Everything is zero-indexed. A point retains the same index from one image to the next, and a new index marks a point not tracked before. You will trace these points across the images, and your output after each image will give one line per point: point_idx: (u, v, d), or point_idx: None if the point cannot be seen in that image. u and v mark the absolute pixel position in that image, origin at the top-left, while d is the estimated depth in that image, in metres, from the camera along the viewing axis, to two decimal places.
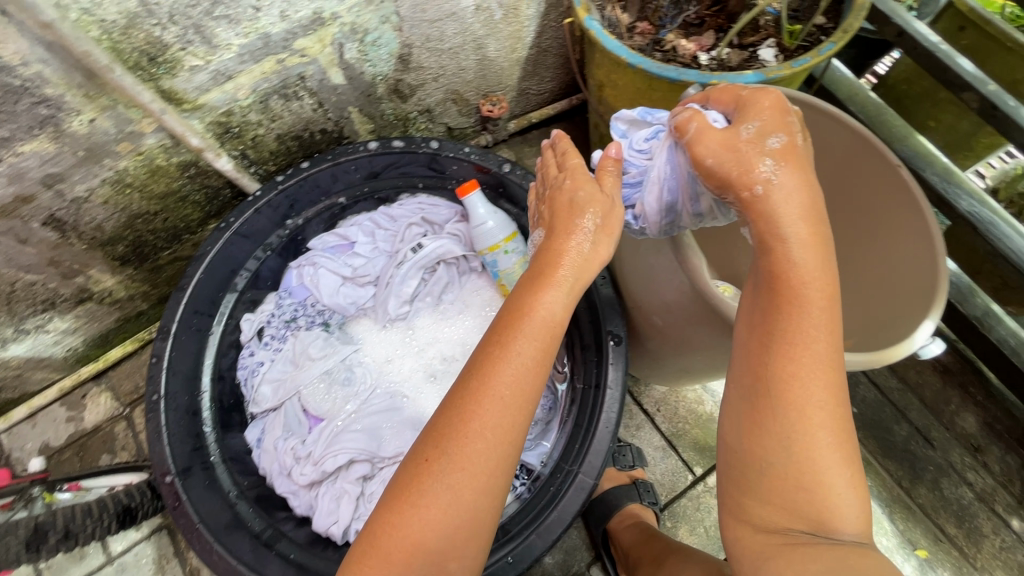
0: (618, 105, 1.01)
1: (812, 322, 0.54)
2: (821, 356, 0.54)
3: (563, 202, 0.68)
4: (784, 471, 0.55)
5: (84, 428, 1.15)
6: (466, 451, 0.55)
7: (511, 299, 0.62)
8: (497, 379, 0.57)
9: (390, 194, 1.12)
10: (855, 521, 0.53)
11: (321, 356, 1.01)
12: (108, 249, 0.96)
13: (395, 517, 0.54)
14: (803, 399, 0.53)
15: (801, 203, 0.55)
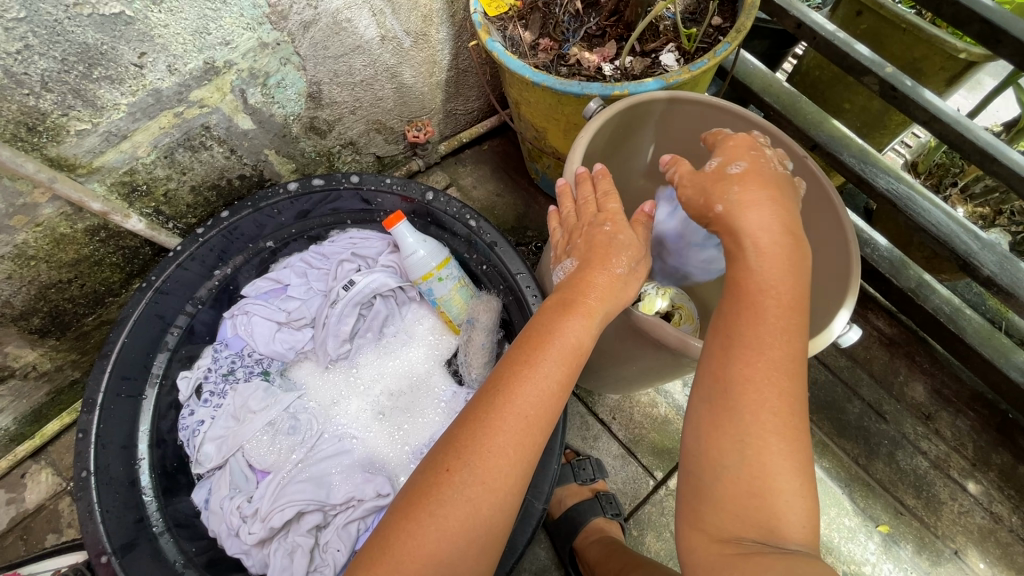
0: (535, 120, 1.01)
1: (777, 326, 0.54)
2: (783, 361, 0.53)
3: (596, 238, 0.66)
4: (742, 478, 0.52)
5: (25, 509, 1.10)
6: (489, 463, 0.54)
7: (543, 317, 0.61)
8: (522, 397, 0.56)
9: (320, 231, 1.11)
10: (806, 535, 0.51)
11: (262, 408, 0.98)
12: (24, 323, 0.92)
13: (410, 521, 0.53)
14: (762, 402, 0.52)
15: (767, 218, 0.56)
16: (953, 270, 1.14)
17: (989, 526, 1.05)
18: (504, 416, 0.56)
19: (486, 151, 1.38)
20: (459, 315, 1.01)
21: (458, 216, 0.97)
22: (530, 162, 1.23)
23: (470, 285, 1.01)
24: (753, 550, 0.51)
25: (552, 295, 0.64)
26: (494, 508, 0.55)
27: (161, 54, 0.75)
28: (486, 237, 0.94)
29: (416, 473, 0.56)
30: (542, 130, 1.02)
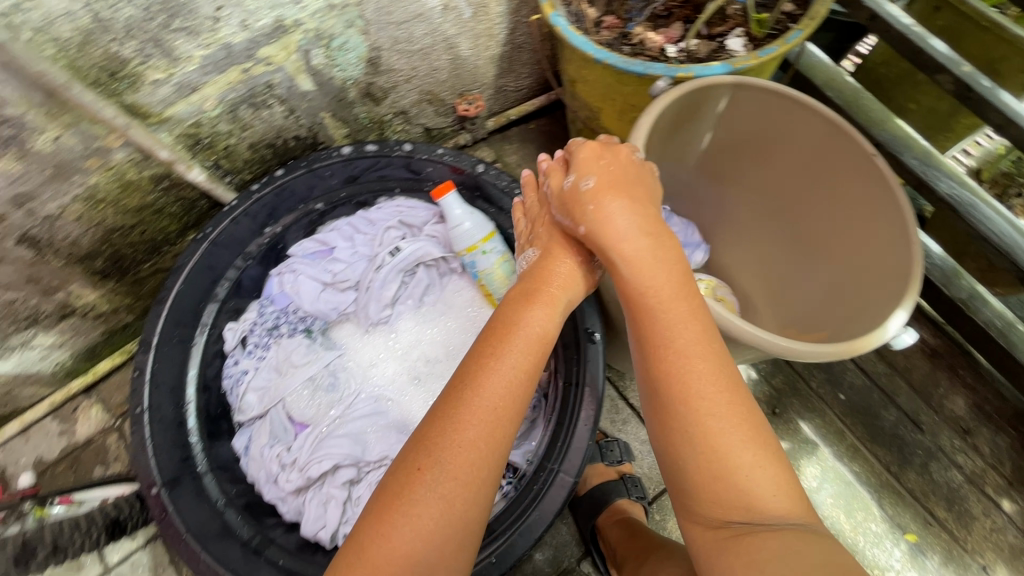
0: (591, 100, 1.00)
1: (680, 313, 0.61)
2: (698, 348, 0.59)
3: (550, 231, 0.78)
4: (705, 462, 0.56)
5: (76, 441, 1.17)
6: (460, 458, 0.56)
7: (503, 313, 0.67)
8: (484, 390, 0.60)
9: (368, 198, 1.12)
10: (790, 509, 0.53)
11: (304, 363, 1.01)
12: (87, 264, 0.96)
13: (386, 526, 0.54)
14: (694, 389, 0.57)
15: (621, 223, 0.67)
16: (1009, 284, 1.07)
17: (1020, 545, 1.03)
18: (469, 412, 0.58)
19: (533, 129, 1.37)
20: (500, 289, 1.01)
21: (506, 190, 0.98)
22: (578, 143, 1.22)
23: (513, 261, 1.02)
24: (743, 534, 0.53)
25: (513, 287, 0.72)
26: (468, 502, 0.56)
27: (236, 9, 0.76)
28: None
29: (386, 481, 0.57)
30: (596, 110, 1.02)
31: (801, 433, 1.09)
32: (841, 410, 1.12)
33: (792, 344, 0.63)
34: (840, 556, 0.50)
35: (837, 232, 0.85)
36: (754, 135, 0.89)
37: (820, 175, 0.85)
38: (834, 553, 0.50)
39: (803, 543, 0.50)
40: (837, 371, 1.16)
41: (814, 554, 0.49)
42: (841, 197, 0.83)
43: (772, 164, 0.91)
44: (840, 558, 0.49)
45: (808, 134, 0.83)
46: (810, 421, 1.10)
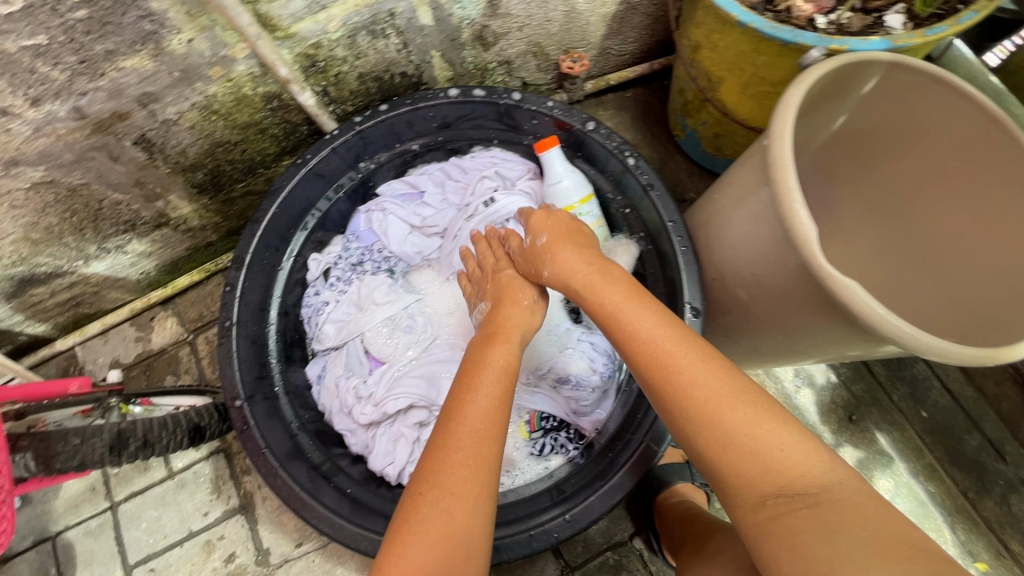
0: (713, 68, 0.95)
1: (635, 309, 0.66)
2: (665, 339, 0.63)
3: (501, 283, 0.82)
4: (709, 438, 0.57)
5: (151, 348, 1.20)
6: (454, 476, 0.61)
7: (472, 353, 0.73)
8: (467, 411, 0.66)
9: (462, 145, 1.10)
10: (812, 464, 0.54)
11: (386, 302, 1.01)
12: (188, 176, 0.97)
13: (399, 547, 0.58)
14: (677, 373, 0.60)
15: (577, 261, 0.74)
16: None
17: None
18: (458, 434, 0.64)
19: (629, 98, 1.32)
20: None
21: (615, 152, 0.92)
22: (680, 115, 1.16)
23: (605, 227, 1.00)
24: (773, 504, 0.53)
25: (475, 335, 0.77)
26: (470, 509, 0.60)
27: None
28: (642, 179, 0.90)
29: (396, 514, 0.62)
30: (717, 79, 0.96)
31: (876, 444, 1.05)
32: (921, 426, 1.07)
33: (929, 341, 0.59)
34: (886, 522, 0.49)
35: (954, 233, 0.81)
36: (885, 127, 0.84)
37: (948, 174, 0.81)
38: (881, 520, 0.49)
39: (846, 513, 0.50)
40: (920, 389, 1.09)
41: (858, 525, 0.49)
42: (965, 196, 0.80)
43: (903, 156, 0.85)
44: (887, 526, 0.49)
45: (952, 129, 0.77)
46: (886, 433, 1.06)
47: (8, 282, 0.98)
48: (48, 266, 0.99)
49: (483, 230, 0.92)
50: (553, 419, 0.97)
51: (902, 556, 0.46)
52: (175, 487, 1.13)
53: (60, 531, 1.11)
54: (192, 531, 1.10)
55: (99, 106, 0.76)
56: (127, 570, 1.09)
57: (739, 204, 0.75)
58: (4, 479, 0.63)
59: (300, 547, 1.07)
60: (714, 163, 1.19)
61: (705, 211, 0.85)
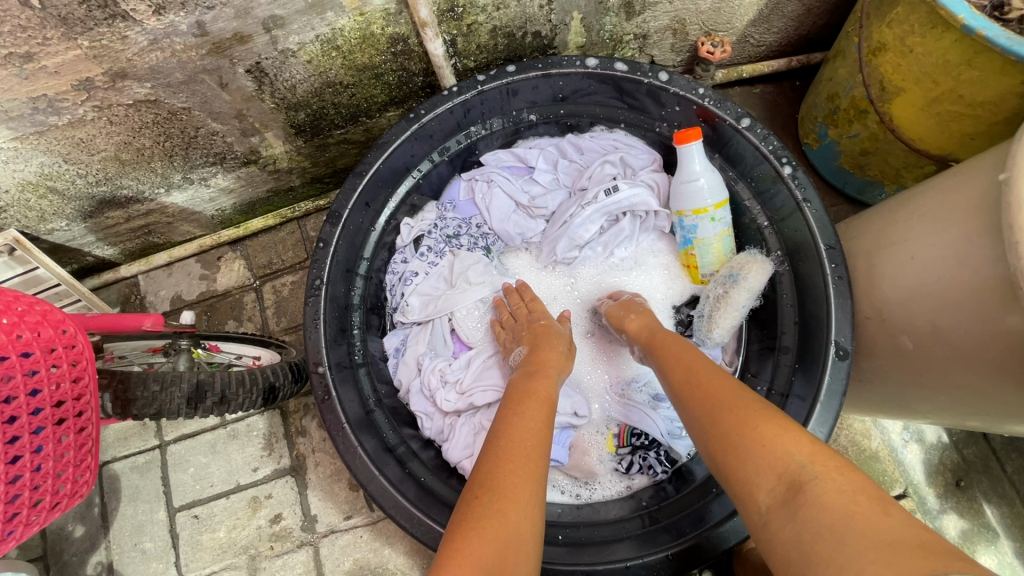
0: (893, 75, 0.82)
1: (679, 348, 0.72)
2: (698, 363, 0.67)
3: (537, 329, 0.83)
4: (711, 438, 0.58)
5: (215, 290, 1.14)
6: (506, 479, 0.56)
7: (516, 384, 0.72)
8: (514, 427, 0.63)
9: (582, 122, 0.99)
10: (790, 453, 0.51)
11: (479, 283, 0.96)
12: (290, 114, 0.89)
13: (453, 548, 0.51)
14: (709, 383, 0.62)
15: (639, 323, 0.81)
16: None
17: None
18: (507, 443, 0.61)
19: (756, 95, 1.19)
20: (712, 266, 0.90)
21: (770, 156, 0.81)
22: (819, 122, 1.02)
23: (732, 237, 0.90)
24: (770, 514, 0.49)
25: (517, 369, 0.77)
26: (522, 517, 0.53)
27: None
28: (797, 192, 0.79)
29: (449, 526, 0.54)
30: (893, 89, 0.83)
31: (981, 516, 0.96)
32: None
33: None
34: (876, 520, 0.43)
35: None
36: None
37: None
38: (859, 514, 0.44)
39: (823, 512, 0.45)
40: None
41: (829, 532, 0.44)
42: None
43: None
44: (864, 521, 0.43)
45: None
46: (995, 506, 0.97)
47: (88, 200, 0.92)
48: (130, 190, 0.93)
49: (516, 283, 0.95)
50: (644, 437, 0.89)
51: (873, 560, 0.40)
52: (227, 437, 1.08)
53: (108, 461, 1.08)
54: (240, 485, 1.06)
55: (222, 24, 0.68)
56: (171, 513, 1.06)
57: (910, 241, 0.69)
58: (93, 426, 0.57)
59: (348, 520, 1.03)
60: (845, 182, 1.05)
61: (877, 236, 0.75)
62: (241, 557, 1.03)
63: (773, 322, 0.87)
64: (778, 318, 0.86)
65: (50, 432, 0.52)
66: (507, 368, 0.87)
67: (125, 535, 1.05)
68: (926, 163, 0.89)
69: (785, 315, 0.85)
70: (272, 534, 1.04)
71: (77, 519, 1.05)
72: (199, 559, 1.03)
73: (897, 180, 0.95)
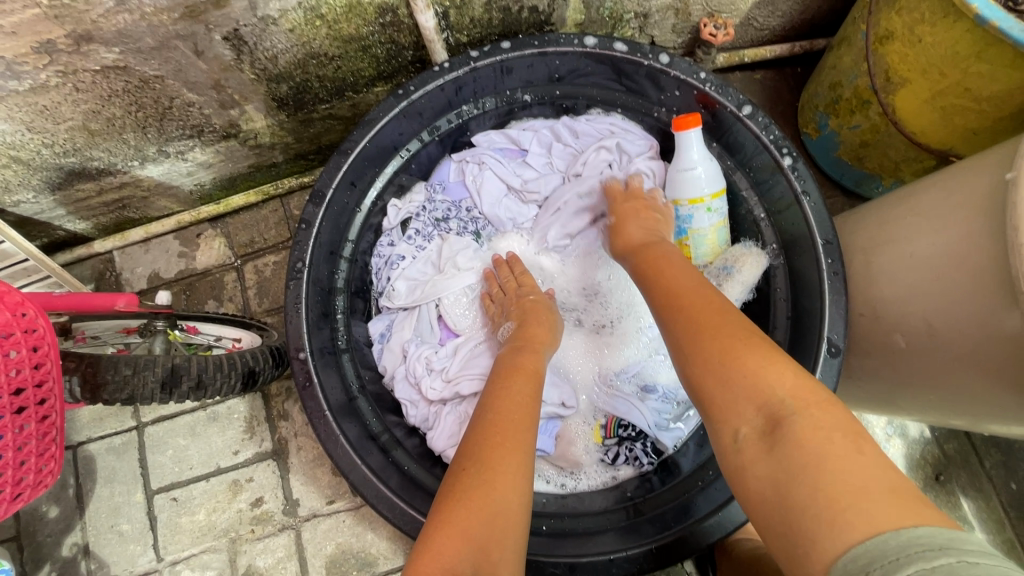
0: (900, 65, 0.80)
1: (670, 267, 0.68)
2: (686, 283, 0.63)
3: (526, 305, 0.82)
4: (691, 359, 0.55)
5: (195, 268, 1.10)
6: (493, 452, 0.55)
7: (504, 359, 0.72)
8: (502, 401, 0.62)
9: (577, 105, 0.96)
10: (774, 387, 0.49)
11: (468, 268, 0.94)
12: (272, 87, 0.84)
13: (440, 518, 0.51)
14: (696, 302, 0.59)
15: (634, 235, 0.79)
16: None
17: None
18: (496, 419, 0.59)
19: (757, 81, 1.16)
20: (707, 257, 0.88)
21: (770, 146, 0.79)
22: (820, 112, 0.99)
23: (728, 228, 0.88)
24: (746, 444, 0.49)
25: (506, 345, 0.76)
26: (512, 488, 0.53)
27: None
28: (796, 184, 0.77)
29: (438, 494, 0.54)
30: (899, 79, 0.81)
31: (958, 510, 0.98)
32: (1008, 499, 0.98)
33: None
34: (851, 460, 0.43)
35: None
36: None
37: None
38: (832, 454, 0.44)
39: (799, 450, 0.45)
40: (1013, 459, 1.00)
41: (805, 472, 0.44)
42: None
43: None
44: (844, 463, 0.43)
45: None
46: (972, 500, 0.98)
47: (56, 171, 0.87)
48: (101, 161, 0.88)
49: (508, 254, 0.94)
50: (631, 428, 0.88)
51: (845, 506, 0.41)
52: (206, 419, 1.06)
53: (82, 442, 1.05)
54: (220, 468, 1.04)
55: None
56: (148, 495, 1.04)
57: (914, 237, 0.67)
58: (57, 414, 0.55)
59: (331, 505, 1.02)
60: (842, 173, 1.03)
61: (873, 234, 0.74)
62: (221, 540, 1.02)
63: (765, 316, 0.86)
64: (770, 311, 0.85)
65: (8, 421, 0.49)
66: (496, 343, 0.87)
67: (101, 516, 1.03)
68: (926, 157, 0.87)
69: (777, 308, 0.84)
70: (253, 518, 1.02)
71: (51, 500, 1.03)
72: (178, 541, 1.02)
73: (895, 174, 0.94)
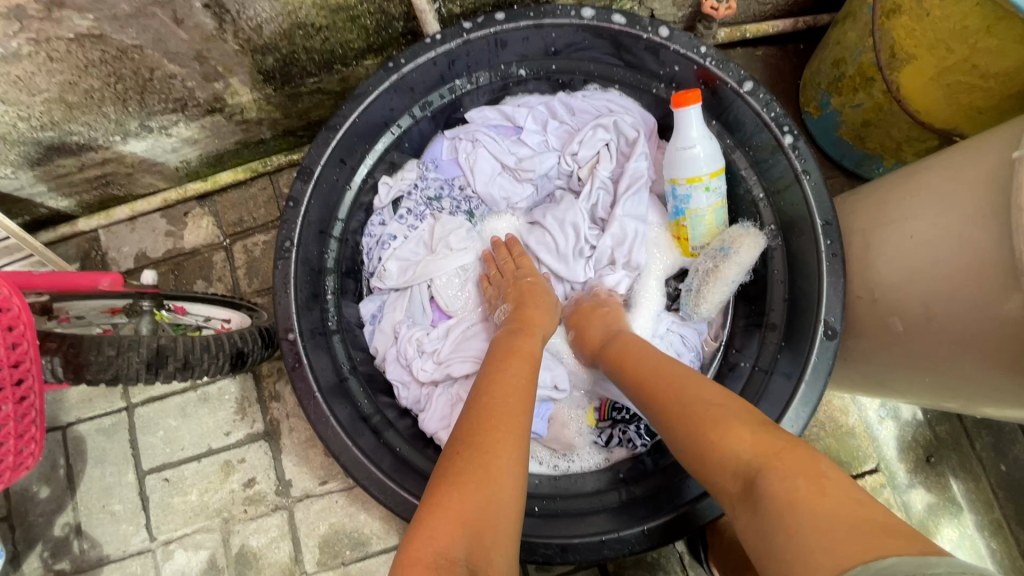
0: (906, 41, 0.77)
1: (645, 350, 0.72)
2: (657, 365, 0.68)
3: (523, 286, 0.81)
4: (677, 436, 0.59)
5: (183, 248, 1.08)
6: (488, 437, 0.55)
7: (504, 338, 0.71)
8: (496, 383, 0.62)
9: (574, 81, 0.93)
10: (737, 450, 0.52)
11: (461, 249, 0.92)
12: (257, 59, 0.81)
13: (433, 500, 0.51)
14: (664, 382, 0.64)
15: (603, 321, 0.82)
16: None
17: None
18: (488, 403, 0.59)
19: (758, 58, 1.13)
20: (703, 239, 0.87)
21: (771, 124, 0.77)
22: (822, 90, 0.97)
23: (726, 208, 0.86)
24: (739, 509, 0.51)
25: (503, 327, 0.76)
26: (505, 471, 0.52)
27: None
28: (797, 163, 0.76)
29: (432, 477, 0.54)
30: (905, 56, 0.78)
31: (948, 491, 0.98)
32: (997, 481, 0.99)
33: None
34: (814, 502, 0.45)
35: None
36: None
37: None
38: (801, 500, 0.45)
39: (773, 502, 0.46)
40: (1004, 441, 1.00)
41: (780, 523, 0.45)
42: None
43: None
44: (811, 506, 0.44)
45: None
46: (961, 481, 0.99)
47: (34, 146, 0.84)
48: (81, 136, 0.85)
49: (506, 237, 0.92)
50: (625, 411, 0.87)
51: (820, 545, 0.42)
52: (197, 400, 1.05)
53: (72, 423, 1.04)
54: (211, 448, 1.03)
55: None
56: (140, 475, 1.03)
57: (908, 223, 0.66)
58: (36, 395, 0.53)
59: (324, 485, 1.01)
60: (844, 154, 1.01)
61: (873, 214, 0.72)
62: (214, 520, 1.02)
63: (762, 298, 0.85)
64: (767, 293, 0.84)
65: None
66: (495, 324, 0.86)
67: (92, 496, 1.02)
68: (928, 137, 0.86)
69: (775, 290, 0.83)
70: (245, 498, 1.02)
71: (43, 480, 1.03)
72: (170, 521, 1.02)
73: (897, 155, 0.92)
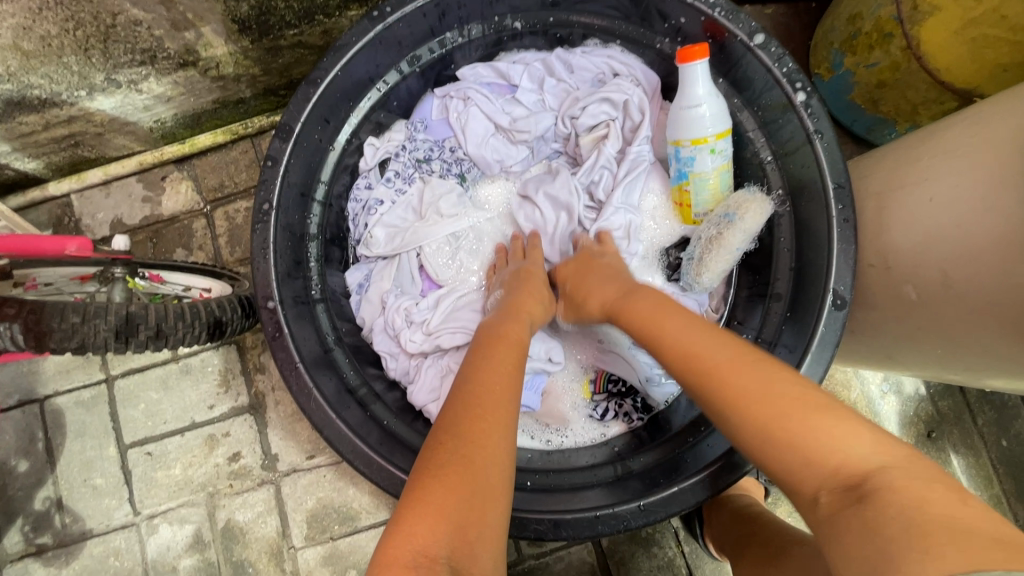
0: None
1: (676, 311, 0.59)
2: (694, 330, 0.55)
3: (523, 273, 0.77)
4: (737, 423, 0.48)
5: (161, 214, 1.02)
6: (474, 428, 0.51)
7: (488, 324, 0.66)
8: (484, 370, 0.58)
9: (572, 36, 0.87)
10: (854, 448, 0.43)
11: (452, 216, 0.87)
12: (230, 6, 0.75)
13: (415, 496, 0.47)
14: (709, 353, 0.52)
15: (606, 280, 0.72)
16: None
17: None
18: (477, 394, 0.54)
19: (768, 16, 1.07)
20: (706, 205, 0.83)
21: (783, 80, 0.71)
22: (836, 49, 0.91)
23: (731, 172, 0.82)
24: (828, 518, 0.41)
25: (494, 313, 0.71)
26: (494, 461, 0.49)
27: None
28: (810, 122, 0.70)
29: (412, 471, 0.50)
30: (927, 8, 0.74)
31: (947, 466, 0.97)
32: (998, 456, 0.97)
33: None
34: (922, 507, 0.38)
35: None
36: None
37: None
38: (932, 502, 0.38)
39: (883, 508, 0.39)
40: (1007, 415, 0.98)
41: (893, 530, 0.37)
42: None
43: None
44: (941, 509, 0.37)
45: None
46: (961, 456, 0.97)
47: None
48: (42, 89, 0.80)
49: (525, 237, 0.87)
50: (620, 384, 0.87)
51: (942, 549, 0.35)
52: (179, 372, 1.01)
53: (49, 396, 1.01)
54: (195, 422, 1.00)
55: None
56: (122, 449, 1.00)
57: (937, 189, 0.60)
58: None
59: (311, 459, 0.99)
60: (855, 118, 0.95)
61: (888, 177, 0.68)
62: (199, 494, 0.99)
63: (767, 268, 0.82)
64: (773, 262, 0.80)
65: None
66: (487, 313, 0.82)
67: (73, 470, 0.99)
68: (947, 99, 0.81)
69: (781, 259, 0.79)
70: (231, 472, 0.99)
71: (21, 454, 1.00)
72: (154, 495, 0.99)
73: (913, 118, 0.87)
